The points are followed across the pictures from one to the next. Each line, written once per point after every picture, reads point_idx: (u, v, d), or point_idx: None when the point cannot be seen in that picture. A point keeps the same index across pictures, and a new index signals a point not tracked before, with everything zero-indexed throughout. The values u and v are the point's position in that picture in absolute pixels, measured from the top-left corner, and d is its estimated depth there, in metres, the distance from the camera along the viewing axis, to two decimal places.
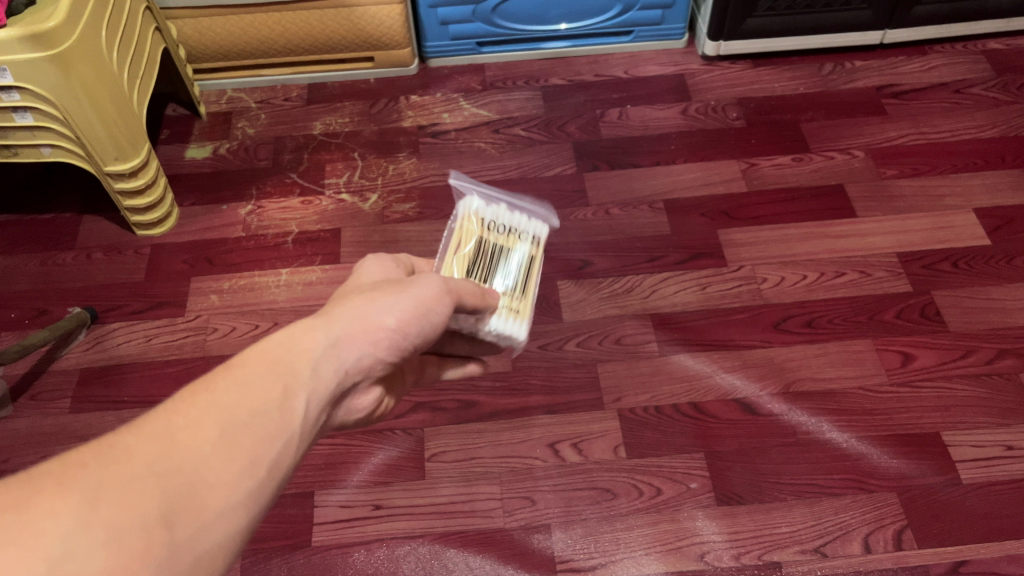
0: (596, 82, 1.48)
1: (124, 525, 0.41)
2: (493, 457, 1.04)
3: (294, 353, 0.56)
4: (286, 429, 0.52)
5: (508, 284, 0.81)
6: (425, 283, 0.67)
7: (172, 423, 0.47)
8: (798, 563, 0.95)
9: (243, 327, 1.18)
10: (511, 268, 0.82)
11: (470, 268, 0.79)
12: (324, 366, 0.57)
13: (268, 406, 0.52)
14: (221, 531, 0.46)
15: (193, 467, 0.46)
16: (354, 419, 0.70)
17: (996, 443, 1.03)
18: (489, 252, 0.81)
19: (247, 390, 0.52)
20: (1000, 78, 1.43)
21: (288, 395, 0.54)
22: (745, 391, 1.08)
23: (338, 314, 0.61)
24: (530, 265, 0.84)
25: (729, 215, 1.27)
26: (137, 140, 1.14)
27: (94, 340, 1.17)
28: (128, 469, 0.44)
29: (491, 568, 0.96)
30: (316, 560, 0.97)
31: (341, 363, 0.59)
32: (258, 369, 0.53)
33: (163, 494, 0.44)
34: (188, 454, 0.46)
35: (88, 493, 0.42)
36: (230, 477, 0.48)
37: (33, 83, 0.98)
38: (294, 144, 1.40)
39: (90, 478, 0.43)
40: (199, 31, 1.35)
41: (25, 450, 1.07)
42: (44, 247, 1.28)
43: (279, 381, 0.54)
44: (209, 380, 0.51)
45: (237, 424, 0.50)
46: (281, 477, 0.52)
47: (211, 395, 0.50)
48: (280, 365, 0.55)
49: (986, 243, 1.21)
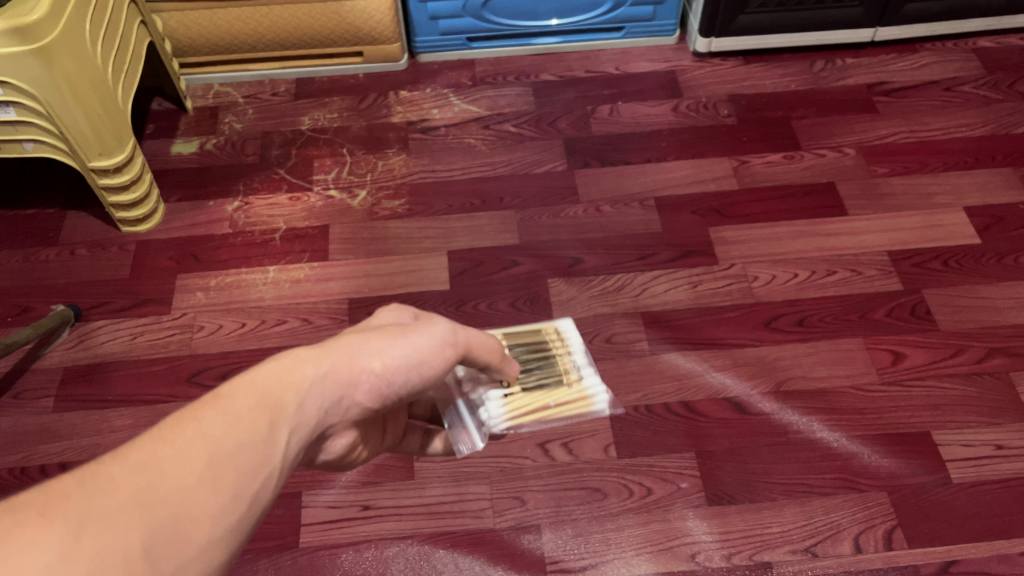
0: (586, 78, 1.47)
1: (104, 560, 0.38)
2: (482, 457, 1.03)
3: (284, 384, 0.52)
4: (269, 463, 0.48)
5: (543, 343, 0.79)
6: (427, 329, 0.62)
7: (159, 455, 0.44)
8: (788, 563, 0.95)
9: (230, 325, 1.16)
10: (525, 347, 0.78)
11: (552, 376, 0.76)
12: (310, 400, 0.53)
13: (254, 440, 0.48)
14: (201, 568, 0.43)
15: (178, 500, 0.43)
16: (324, 459, 0.62)
17: (987, 442, 1.03)
18: (526, 371, 0.76)
19: (235, 421, 0.48)
20: (990, 77, 1.43)
21: (272, 430, 0.50)
22: (736, 391, 1.08)
23: (331, 346, 0.57)
24: (514, 334, 0.79)
25: (720, 213, 1.26)
26: (123, 136, 1.12)
27: (78, 338, 1.15)
28: (111, 502, 0.41)
29: (480, 569, 0.96)
30: (304, 561, 0.96)
31: (328, 399, 0.55)
32: (247, 400, 0.49)
33: (146, 528, 0.41)
34: (173, 486, 0.43)
35: (69, 525, 0.39)
36: (211, 513, 0.44)
37: (16, 77, 0.96)
38: (282, 140, 1.38)
39: (70, 509, 0.39)
40: (185, 25, 1.33)
41: (8, 450, 1.05)
42: (28, 243, 1.25)
43: (266, 414, 0.50)
44: (198, 410, 0.47)
45: (224, 456, 0.46)
46: (262, 515, 0.48)
47: (199, 424, 0.46)
48: (269, 395, 0.51)
49: (976, 242, 1.21)
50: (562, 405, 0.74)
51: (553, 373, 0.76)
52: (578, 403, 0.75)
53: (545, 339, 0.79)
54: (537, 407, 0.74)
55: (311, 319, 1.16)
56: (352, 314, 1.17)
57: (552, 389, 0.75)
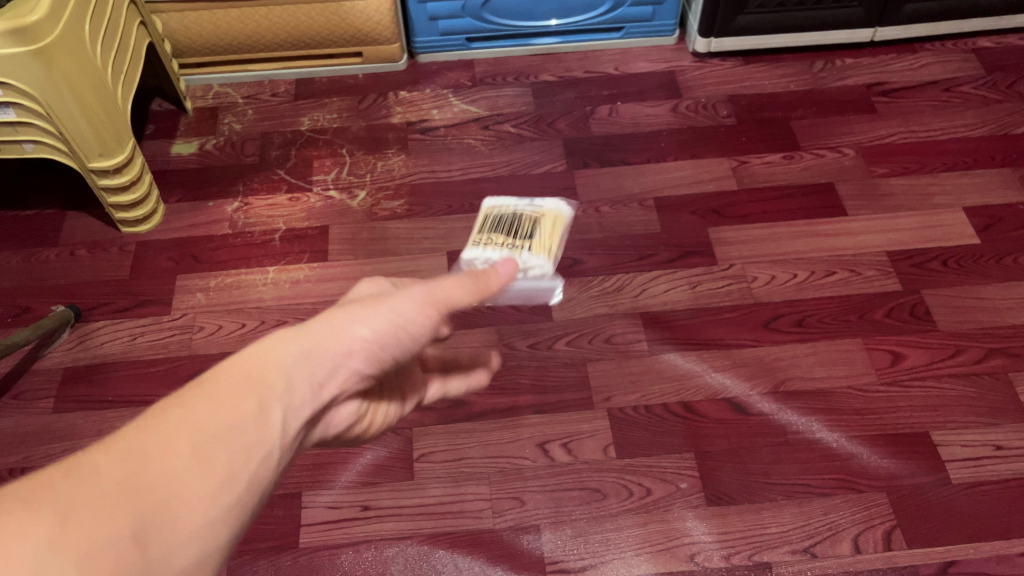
0: (586, 78, 1.47)
1: (95, 547, 0.39)
2: (482, 457, 1.03)
3: (267, 364, 0.52)
4: (261, 443, 0.48)
5: (498, 215, 0.97)
6: (406, 293, 0.60)
7: (144, 443, 0.44)
8: (787, 563, 0.95)
9: (230, 326, 1.16)
10: (496, 224, 0.96)
11: (530, 222, 0.96)
12: (297, 374, 0.53)
13: (243, 421, 0.48)
14: (198, 548, 0.44)
15: (166, 486, 0.43)
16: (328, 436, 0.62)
17: (986, 442, 1.03)
18: (517, 228, 0.95)
19: (222, 406, 0.48)
20: (990, 77, 1.43)
21: (262, 408, 0.50)
22: (735, 391, 1.08)
23: (314, 323, 0.56)
24: (480, 224, 0.97)
25: (719, 214, 1.26)
26: (122, 136, 1.12)
27: (77, 338, 1.16)
28: (98, 490, 0.41)
29: (480, 569, 0.96)
30: (303, 561, 0.96)
31: (318, 371, 0.54)
32: (232, 384, 0.49)
33: (135, 514, 0.41)
34: (160, 473, 0.43)
35: (57, 515, 0.39)
36: (203, 496, 0.44)
37: (16, 79, 0.97)
38: (282, 140, 1.38)
39: (58, 497, 0.39)
40: (185, 25, 1.33)
41: (8, 451, 1.05)
42: (27, 244, 1.25)
43: (254, 395, 0.50)
44: (182, 397, 0.47)
45: (213, 439, 0.46)
46: (262, 495, 0.49)
47: (184, 411, 0.46)
48: (253, 377, 0.50)
49: (976, 242, 1.21)
50: (550, 225, 0.97)
51: (529, 218, 0.97)
52: (554, 219, 0.98)
53: (496, 211, 0.98)
54: (551, 237, 0.96)
55: (310, 319, 1.17)
56: None
57: (545, 223, 0.97)
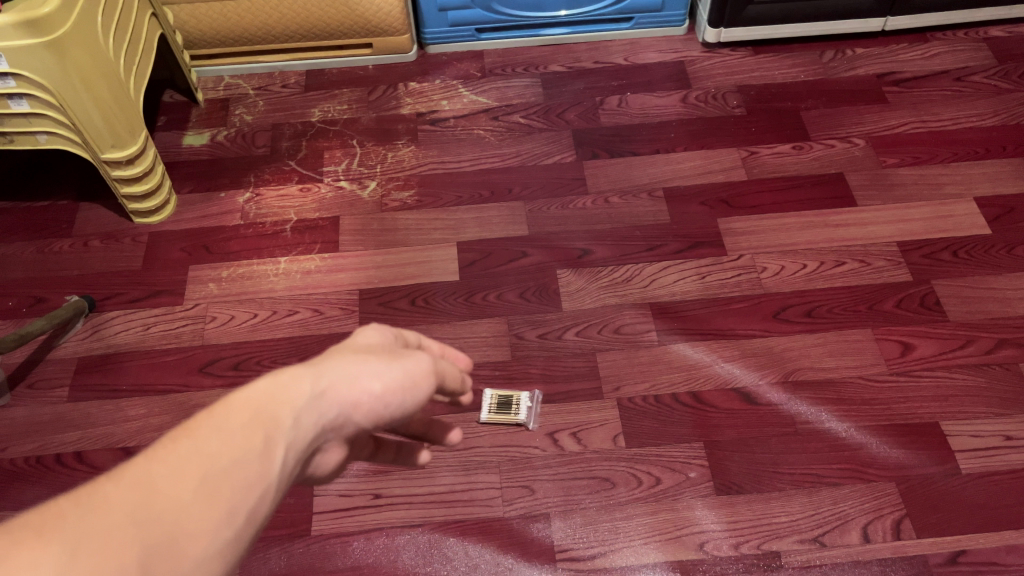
0: (595, 69, 1.47)
1: None
2: (492, 446, 1.04)
3: (276, 399, 0.44)
4: (265, 482, 0.42)
5: None
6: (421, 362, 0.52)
7: (154, 473, 0.39)
8: (797, 552, 0.95)
9: (242, 316, 1.17)
10: None
11: None
12: (306, 416, 0.45)
13: (251, 459, 0.41)
14: None
15: (171, 522, 0.37)
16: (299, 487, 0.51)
17: (996, 432, 1.03)
18: None
19: (231, 439, 0.41)
20: (1001, 66, 1.42)
21: (269, 451, 0.43)
22: (744, 380, 1.08)
23: (328, 363, 0.48)
24: None
25: (728, 204, 1.26)
26: (135, 127, 1.13)
27: (91, 328, 1.17)
28: (103, 522, 0.36)
29: (491, 557, 0.97)
30: (316, 548, 0.98)
31: (323, 418, 0.47)
32: (241, 418, 0.43)
33: (135, 552, 0.36)
34: (166, 506, 0.38)
35: (64, 548, 0.34)
36: (205, 533, 0.38)
37: (30, 70, 0.98)
38: (293, 131, 1.39)
39: (64, 530, 0.35)
40: (196, 17, 1.33)
41: (25, 439, 1.07)
42: (42, 234, 1.27)
43: (261, 432, 0.43)
44: (193, 427, 0.42)
45: (222, 476, 0.40)
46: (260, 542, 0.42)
47: (194, 439, 0.41)
48: (260, 412, 0.43)
49: (986, 232, 1.21)
50: None
51: None
52: None
53: None
54: None
55: (321, 309, 1.17)
56: (361, 304, 1.17)
57: None
